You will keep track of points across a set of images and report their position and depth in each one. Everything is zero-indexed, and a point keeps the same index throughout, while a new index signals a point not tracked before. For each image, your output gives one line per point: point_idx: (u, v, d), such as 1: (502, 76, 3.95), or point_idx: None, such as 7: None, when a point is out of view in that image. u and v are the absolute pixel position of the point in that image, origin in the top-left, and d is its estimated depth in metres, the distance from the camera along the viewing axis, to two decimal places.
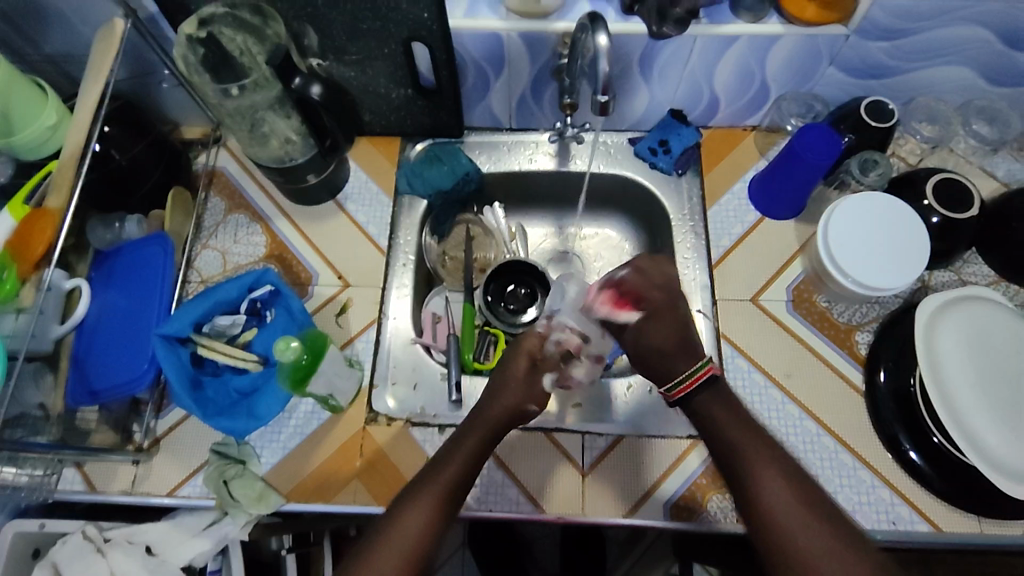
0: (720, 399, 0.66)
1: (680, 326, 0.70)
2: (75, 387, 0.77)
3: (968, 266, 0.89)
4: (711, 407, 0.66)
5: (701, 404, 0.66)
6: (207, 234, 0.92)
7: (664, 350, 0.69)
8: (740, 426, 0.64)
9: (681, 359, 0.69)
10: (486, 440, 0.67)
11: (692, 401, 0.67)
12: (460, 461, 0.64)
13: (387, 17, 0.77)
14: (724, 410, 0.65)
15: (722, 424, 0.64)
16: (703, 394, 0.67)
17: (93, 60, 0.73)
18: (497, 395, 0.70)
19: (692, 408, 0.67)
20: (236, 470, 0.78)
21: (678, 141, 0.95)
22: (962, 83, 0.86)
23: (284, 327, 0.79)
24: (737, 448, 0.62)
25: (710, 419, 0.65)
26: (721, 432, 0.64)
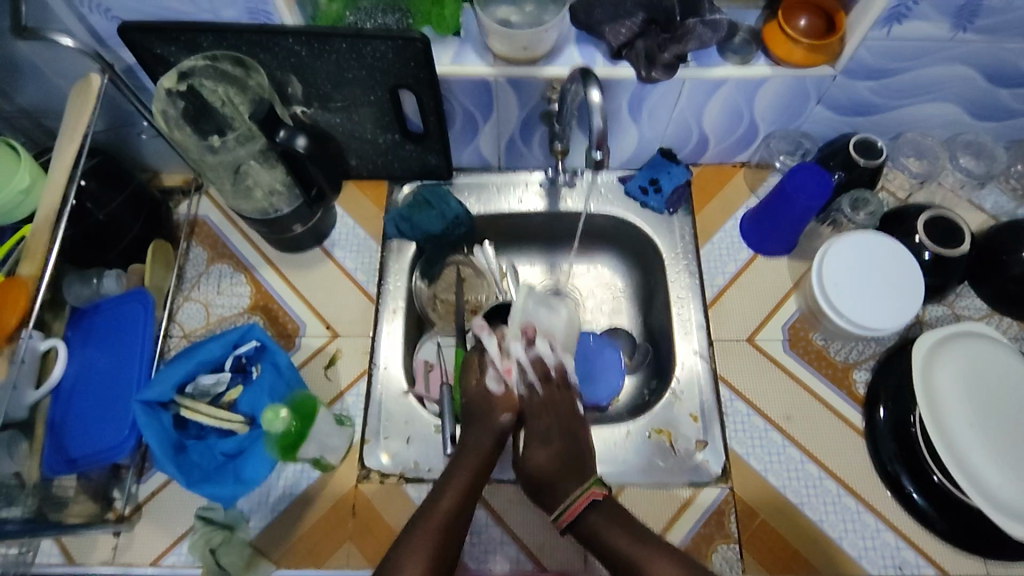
0: (607, 516, 0.66)
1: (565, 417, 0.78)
2: (52, 457, 0.74)
3: (961, 299, 0.89)
4: (603, 525, 0.66)
5: (592, 527, 0.66)
6: (189, 286, 0.89)
7: (550, 476, 0.72)
8: (630, 534, 0.64)
9: (568, 479, 0.71)
10: (469, 487, 0.68)
11: (583, 524, 0.67)
12: (456, 488, 0.67)
13: (373, 66, 0.76)
14: (613, 526, 0.65)
15: (608, 534, 0.65)
16: (592, 514, 0.67)
17: (71, 116, 0.71)
18: (471, 448, 0.73)
19: (582, 528, 0.67)
20: (223, 536, 0.74)
21: (669, 180, 0.93)
22: (948, 118, 0.87)
23: (270, 386, 0.76)
24: (621, 552, 0.63)
25: (598, 539, 0.65)
26: (610, 543, 0.64)
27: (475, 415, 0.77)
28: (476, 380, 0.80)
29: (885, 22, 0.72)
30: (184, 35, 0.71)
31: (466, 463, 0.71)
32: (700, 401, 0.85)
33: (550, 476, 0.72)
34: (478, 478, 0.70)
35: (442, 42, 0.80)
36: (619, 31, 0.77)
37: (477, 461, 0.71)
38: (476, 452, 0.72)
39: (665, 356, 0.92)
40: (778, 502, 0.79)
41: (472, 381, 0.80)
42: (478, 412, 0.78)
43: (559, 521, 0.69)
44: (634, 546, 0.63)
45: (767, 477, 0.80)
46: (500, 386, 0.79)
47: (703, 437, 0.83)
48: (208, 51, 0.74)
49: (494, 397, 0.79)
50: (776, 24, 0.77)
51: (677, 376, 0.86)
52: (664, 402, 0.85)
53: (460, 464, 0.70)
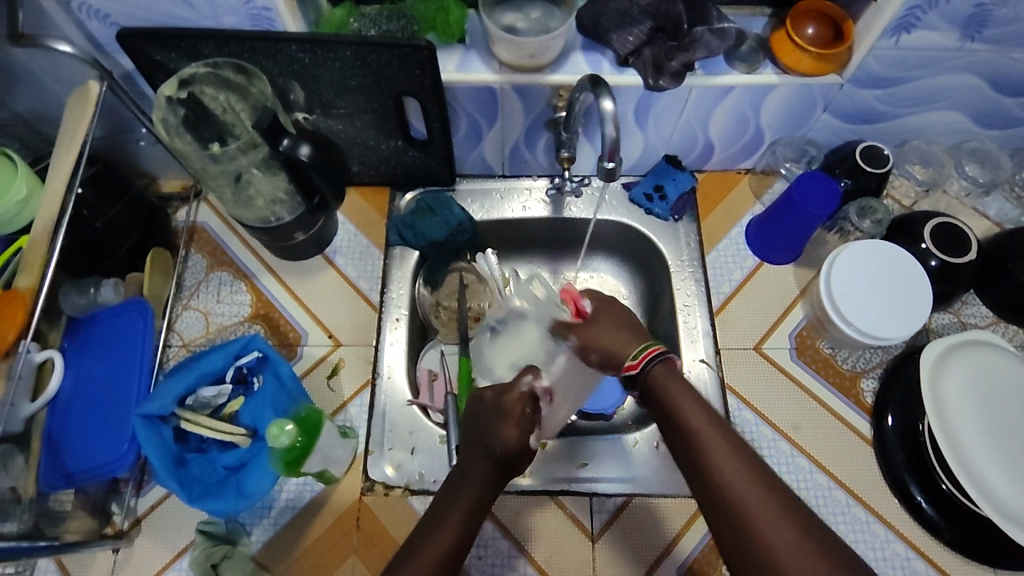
0: (675, 374, 0.60)
1: (620, 323, 0.65)
2: (49, 471, 0.72)
3: (966, 307, 0.89)
4: (668, 384, 0.59)
5: (656, 375, 0.60)
6: (188, 294, 0.87)
7: (609, 342, 0.64)
8: (704, 411, 0.57)
9: (626, 337, 0.64)
10: (467, 524, 0.58)
11: (646, 377, 0.61)
12: (449, 528, 0.57)
13: (378, 73, 0.75)
14: (682, 387, 0.59)
15: (681, 403, 0.58)
16: (658, 371, 0.60)
17: (69, 124, 0.69)
18: (461, 480, 0.60)
19: (644, 382, 0.61)
20: (224, 551, 0.73)
21: (675, 186, 0.93)
22: (953, 126, 0.87)
23: (272, 397, 0.74)
24: (687, 421, 0.56)
25: (666, 397, 0.59)
26: (680, 412, 0.57)
27: (485, 417, 0.62)
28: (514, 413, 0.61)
29: (893, 31, 0.72)
30: (185, 42, 0.70)
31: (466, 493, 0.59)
32: None
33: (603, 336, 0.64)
34: (479, 508, 0.59)
35: (447, 50, 0.79)
36: (626, 39, 0.76)
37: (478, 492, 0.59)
38: (479, 467, 0.60)
39: None
40: None
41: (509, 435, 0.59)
42: (487, 415, 0.62)
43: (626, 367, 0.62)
44: (704, 424, 0.55)
45: None
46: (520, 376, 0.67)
47: None
48: (209, 57, 0.72)
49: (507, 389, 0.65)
50: (785, 32, 0.76)
51: None
52: None
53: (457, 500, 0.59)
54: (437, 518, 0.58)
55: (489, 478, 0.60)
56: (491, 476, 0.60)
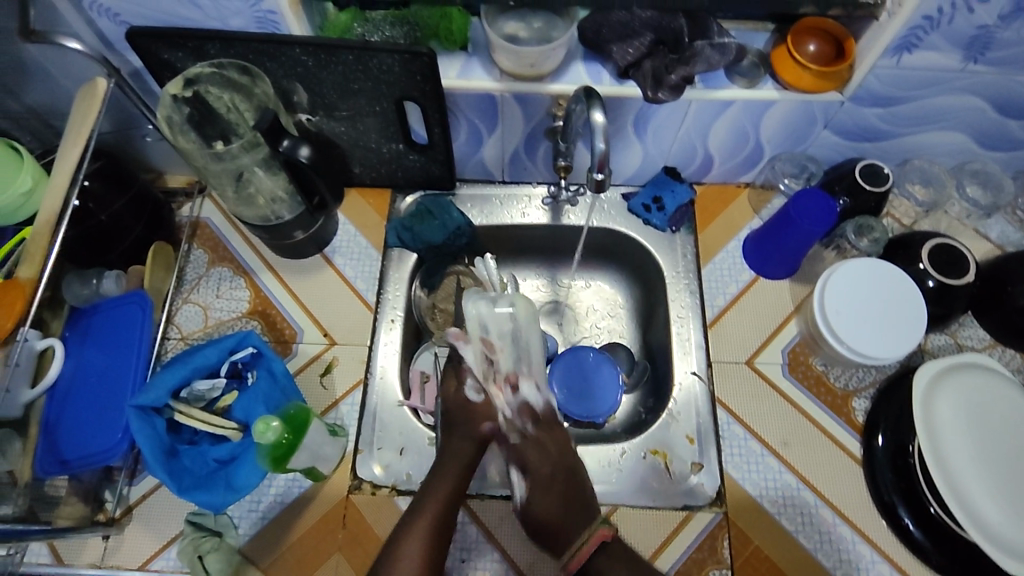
0: (620, 561, 0.65)
1: (562, 470, 0.71)
2: (45, 457, 0.74)
3: (964, 329, 0.88)
4: (608, 563, 0.65)
5: (600, 568, 0.65)
6: (189, 287, 0.89)
7: (551, 522, 0.68)
8: (624, 564, 0.65)
9: (572, 524, 0.68)
10: (452, 494, 0.69)
11: (587, 565, 0.65)
12: (440, 499, 0.68)
13: (379, 78, 0.76)
14: (615, 565, 0.65)
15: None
16: (602, 555, 0.66)
17: (75, 118, 0.71)
18: (449, 453, 0.72)
19: (591, 573, 0.65)
20: (212, 543, 0.74)
21: (672, 198, 0.93)
22: (955, 147, 0.87)
23: (265, 392, 0.76)
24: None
25: (598, 574, 0.65)
26: (606, 572, 0.65)
27: (457, 422, 0.74)
28: (456, 388, 0.76)
29: (895, 51, 0.72)
30: (192, 41, 0.71)
31: (444, 477, 0.70)
32: (696, 423, 0.84)
33: (546, 518, 0.69)
34: (461, 483, 0.70)
35: (449, 56, 0.80)
36: (627, 51, 0.76)
37: (453, 481, 0.69)
38: (446, 479, 0.69)
39: (663, 376, 0.91)
40: (772, 529, 0.78)
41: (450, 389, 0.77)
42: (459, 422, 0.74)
43: (568, 564, 0.66)
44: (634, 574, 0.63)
45: (762, 502, 0.79)
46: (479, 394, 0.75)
47: (699, 460, 0.82)
48: (214, 57, 0.74)
49: (475, 406, 0.75)
50: (785, 49, 0.76)
51: (674, 398, 0.86)
52: (660, 423, 0.85)
53: (438, 479, 0.70)
54: (420, 504, 0.67)
55: (453, 489, 0.69)
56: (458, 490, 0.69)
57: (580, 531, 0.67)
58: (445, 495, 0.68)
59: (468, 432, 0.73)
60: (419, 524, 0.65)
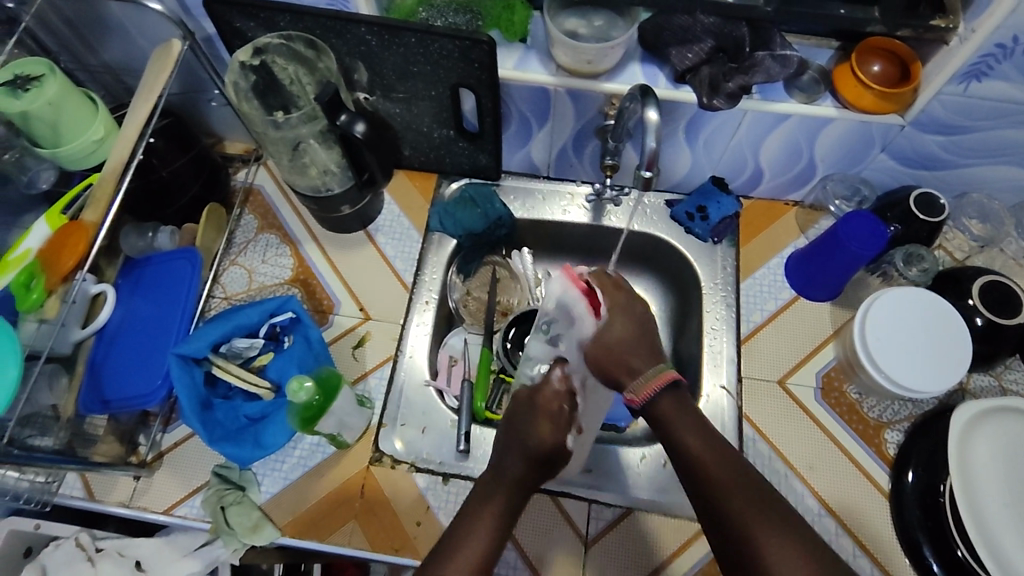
0: (682, 406, 0.61)
1: (638, 323, 0.63)
2: (88, 397, 0.78)
3: (1010, 372, 0.85)
4: (671, 417, 0.60)
5: (661, 411, 0.61)
6: (237, 251, 0.92)
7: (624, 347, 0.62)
8: (702, 438, 0.59)
9: (639, 354, 0.62)
10: (523, 480, 0.61)
11: (652, 408, 0.61)
12: (505, 493, 0.60)
13: (439, 63, 0.77)
14: (684, 418, 0.60)
15: (682, 434, 0.59)
16: (663, 403, 0.61)
17: (149, 75, 0.75)
18: (517, 435, 0.63)
19: (653, 414, 0.61)
20: (235, 496, 0.77)
21: (717, 209, 0.91)
22: (1018, 183, 0.84)
23: (299, 355, 0.78)
24: (695, 457, 0.58)
25: (672, 436, 0.60)
26: (684, 445, 0.59)
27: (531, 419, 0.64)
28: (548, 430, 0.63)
29: (963, 77, 0.70)
30: (264, 12, 0.74)
31: (512, 459, 0.62)
32: (720, 437, 0.83)
33: (619, 345, 0.62)
34: (534, 466, 0.62)
35: (508, 47, 0.81)
36: (685, 56, 0.76)
37: (523, 465, 0.62)
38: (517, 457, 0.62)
39: (691, 386, 0.90)
40: None
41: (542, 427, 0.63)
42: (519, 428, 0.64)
43: (631, 399, 0.63)
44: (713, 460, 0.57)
45: None
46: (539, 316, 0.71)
47: None
48: (284, 30, 0.77)
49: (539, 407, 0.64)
50: (848, 66, 0.75)
51: (700, 408, 0.85)
52: None
53: (507, 461, 0.62)
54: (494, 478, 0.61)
55: (524, 471, 0.62)
56: (528, 474, 0.62)
57: (645, 370, 0.62)
58: (513, 491, 0.60)
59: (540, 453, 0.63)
60: (499, 487, 0.61)
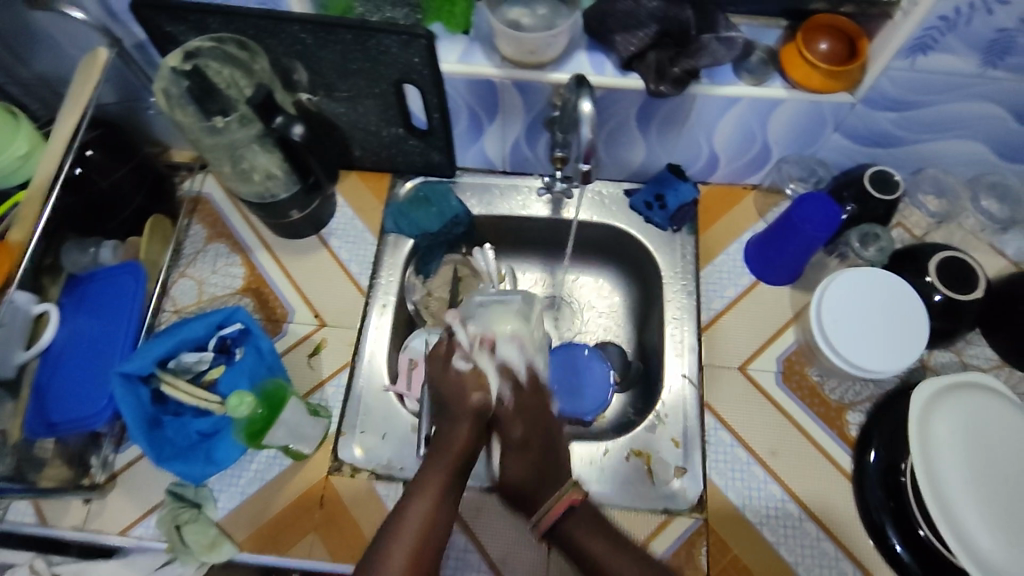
0: (585, 522, 0.65)
1: (539, 424, 0.72)
2: (33, 420, 0.75)
3: (970, 347, 0.84)
4: (577, 530, 0.65)
5: (567, 531, 0.65)
6: (186, 261, 0.90)
7: (523, 488, 0.69)
8: (607, 542, 0.63)
9: (540, 488, 0.68)
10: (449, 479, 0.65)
11: (559, 529, 0.65)
12: (433, 492, 0.63)
13: (378, 59, 0.75)
14: (588, 531, 0.64)
15: (591, 544, 0.63)
16: (569, 521, 0.65)
17: (75, 85, 0.72)
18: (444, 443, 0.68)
19: (558, 537, 0.66)
20: (190, 514, 0.75)
21: (676, 196, 0.89)
22: (973, 157, 0.83)
23: (251, 367, 0.77)
24: (613, 574, 0.61)
25: (578, 546, 0.64)
26: (589, 553, 0.63)
27: (449, 401, 0.72)
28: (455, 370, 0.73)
29: (910, 51, 0.69)
30: (194, 15, 0.72)
31: (440, 459, 0.66)
32: (683, 426, 0.82)
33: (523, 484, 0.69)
34: (460, 463, 0.66)
35: (451, 40, 0.79)
36: (630, 42, 0.74)
37: (451, 461, 0.66)
38: (438, 469, 0.65)
39: (655, 376, 0.89)
40: (754, 539, 0.76)
41: (441, 372, 0.74)
42: (452, 403, 0.72)
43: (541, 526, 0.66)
44: (623, 561, 0.61)
45: (745, 511, 0.77)
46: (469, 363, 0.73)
47: (683, 464, 0.80)
48: (216, 32, 0.74)
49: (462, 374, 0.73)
50: (795, 46, 0.74)
51: (662, 400, 0.84)
52: (646, 423, 0.83)
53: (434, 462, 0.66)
54: (413, 492, 0.63)
55: (450, 469, 0.65)
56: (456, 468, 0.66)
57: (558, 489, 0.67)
58: (441, 480, 0.64)
59: (458, 409, 0.71)
60: (428, 485, 0.64)
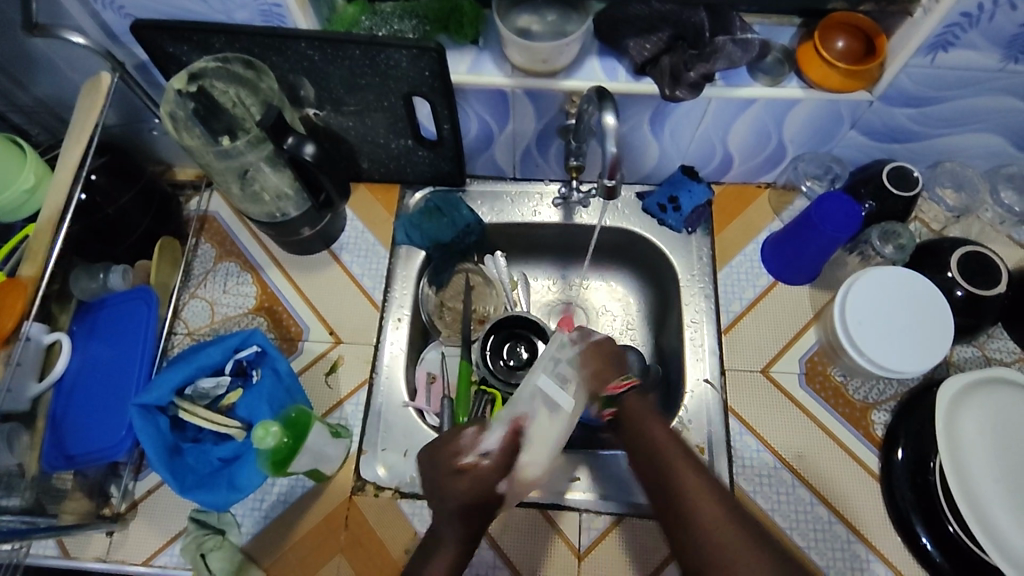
0: (645, 405, 0.68)
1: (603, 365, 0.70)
2: (51, 452, 0.74)
3: (992, 341, 0.84)
4: (642, 412, 0.67)
5: (626, 404, 0.68)
6: (196, 282, 0.88)
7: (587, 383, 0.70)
8: (669, 432, 0.65)
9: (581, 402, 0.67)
10: (460, 545, 0.62)
11: (623, 406, 0.68)
12: (440, 563, 0.62)
13: (387, 74, 0.74)
14: (652, 414, 0.67)
15: (647, 430, 0.65)
16: (630, 403, 0.68)
17: (78, 112, 0.70)
18: (439, 501, 0.63)
19: (620, 415, 0.68)
20: (215, 542, 0.74)
21: (689, 198, 0.90)
22: (991, 149, 0.82)
23: (270, 390, 0.75)
24: (654, 440, 0.64)
25: (641, 424, 0.66)
26: (643, 432, 0.65)
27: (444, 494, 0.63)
28: (463, 483, 0.62)
29: (929, 49, 0.68)
30: (197, 35, 0.70)
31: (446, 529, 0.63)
32: (708, 432, 0.81)
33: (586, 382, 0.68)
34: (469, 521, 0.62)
35: (460, 50, 0.77)
36: (643, 47, 0.73)
37: (456, 534, 0.62)
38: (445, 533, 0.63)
39: (675, 381, 0.88)
40: (785, 545, 0.75)
41: (456, 485, 0.62)
42: (451, 496, 0.62)
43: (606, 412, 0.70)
44: (671, 441, 0.63)
45: (774, 517, 0.77)
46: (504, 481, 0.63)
47: (709, 471, 0.79)
48: (220, 52, 0.73)
49: (471, 475, 0.62)
50: (812, 45, 0.73)
51: (685, 405, 0.83)
52: (671, 429, 0.82)
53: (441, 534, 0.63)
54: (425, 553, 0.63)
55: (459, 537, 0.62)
56: (459, 536, 0.62)
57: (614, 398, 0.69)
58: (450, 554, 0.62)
59: (453, 494, 0.62)
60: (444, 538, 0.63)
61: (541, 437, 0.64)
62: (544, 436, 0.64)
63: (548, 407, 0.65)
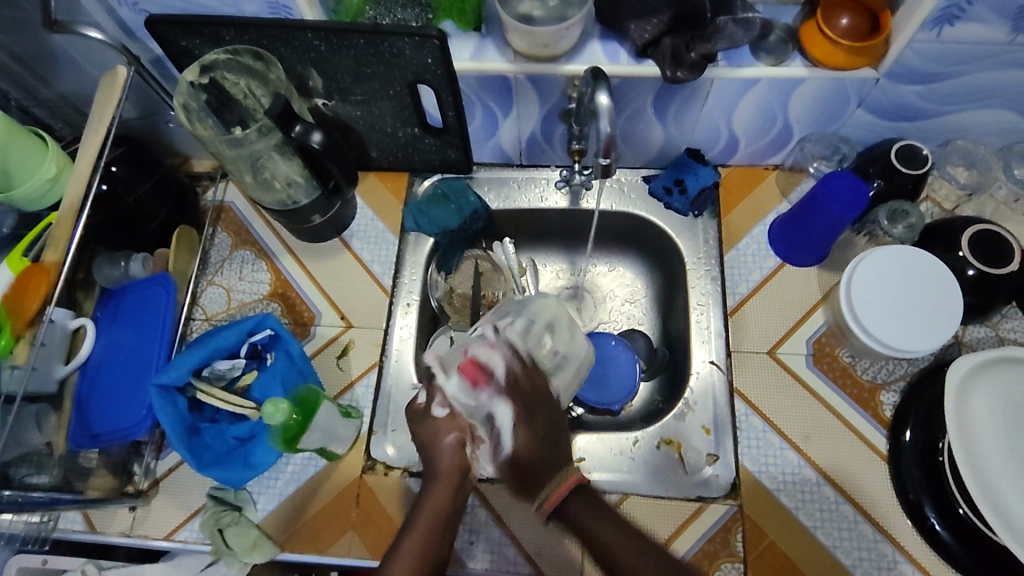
0: (589, 503, 0.62)
1: (552, 422, 0.67)
2: (77, 432, 0.78)
3: (1006, 321, 0.82)
4: (582, 511, 0.61)
5: (572, 513, 0.61)
6: (213, 270, 0.91)
7: (529, 458, 0.65)
8: (604, 511, 0.61)
9: (547, 466, 0.64)
10: (447, 508, 0.64)
11: (565, 511, 0.62)
12: (426, 521, 0.63)
13: (391, 62, 0.75)
14: (597, 514, 0.61)
15: (595, 525, 0.60)
16: (572, 502, 0.62)
17: (96, 105, 0.73)
18: (432, 461, 0.67)
19: (564, 516, 0.62)
20: (232, 517, 0.77)
21: (695, 181, 0.90)
22: (1004, 126, 0.81)
23: (283, 371, 0.78)
24: (613, 548, 0.59)
25: (582, 527, 0.61)
26: (597, 533, 0.60)
27: (425, 448, 0.68)
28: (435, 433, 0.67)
29: (935, 23, 0.67)
30: (208, 28, 0.72)
31: (438, 490, 0.65)
32: (713, 413, 0.82)
33: (528, 459, 0.65)
34: (458, 491, 0.65)
35: (462, 37, 0.78)
36: (645, 29, 0.73)
37: (448, 494, 0.64)
38: (438, 496, 0.64)
39: (682, 362, 0.89)
40: (790, 524, 0.76)
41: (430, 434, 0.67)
42: (430, 449, 0.67)
43: (544, 507, 0.63)
44: (619, 532, 0.59)
45: (779, 497, 0.77)
46: (446, 409, 0.67)
47: (714, 452, 0.80)
48: (230, 44, 0.75)
49: (437, 421, 0.68)
50: (815, 23, 0.73)
51: (691, 386, 0.84)
52: (676, 411, 0.83)
53: (432, 494, 0.65)
54: (414, 512, 0.64)
55: (450, 502, 0.64)
56: (453, 500, 0.64)
57: (555, 474, 0.64)
58: (442, 506, 0.64)
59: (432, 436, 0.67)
60: (445, 478, 0.66)
61: (473, 351, 0.69)
62: (475, 349, 0.69)
63: (496, 331, 0.71)
